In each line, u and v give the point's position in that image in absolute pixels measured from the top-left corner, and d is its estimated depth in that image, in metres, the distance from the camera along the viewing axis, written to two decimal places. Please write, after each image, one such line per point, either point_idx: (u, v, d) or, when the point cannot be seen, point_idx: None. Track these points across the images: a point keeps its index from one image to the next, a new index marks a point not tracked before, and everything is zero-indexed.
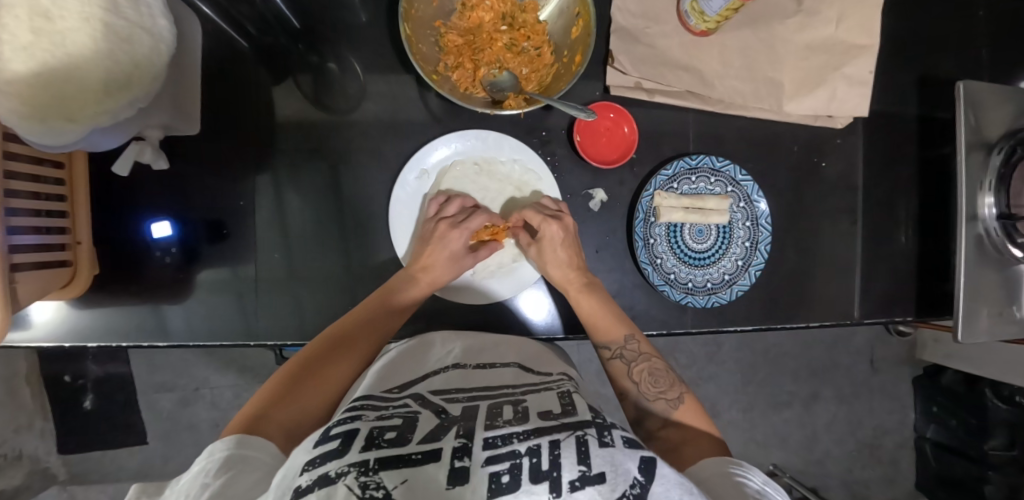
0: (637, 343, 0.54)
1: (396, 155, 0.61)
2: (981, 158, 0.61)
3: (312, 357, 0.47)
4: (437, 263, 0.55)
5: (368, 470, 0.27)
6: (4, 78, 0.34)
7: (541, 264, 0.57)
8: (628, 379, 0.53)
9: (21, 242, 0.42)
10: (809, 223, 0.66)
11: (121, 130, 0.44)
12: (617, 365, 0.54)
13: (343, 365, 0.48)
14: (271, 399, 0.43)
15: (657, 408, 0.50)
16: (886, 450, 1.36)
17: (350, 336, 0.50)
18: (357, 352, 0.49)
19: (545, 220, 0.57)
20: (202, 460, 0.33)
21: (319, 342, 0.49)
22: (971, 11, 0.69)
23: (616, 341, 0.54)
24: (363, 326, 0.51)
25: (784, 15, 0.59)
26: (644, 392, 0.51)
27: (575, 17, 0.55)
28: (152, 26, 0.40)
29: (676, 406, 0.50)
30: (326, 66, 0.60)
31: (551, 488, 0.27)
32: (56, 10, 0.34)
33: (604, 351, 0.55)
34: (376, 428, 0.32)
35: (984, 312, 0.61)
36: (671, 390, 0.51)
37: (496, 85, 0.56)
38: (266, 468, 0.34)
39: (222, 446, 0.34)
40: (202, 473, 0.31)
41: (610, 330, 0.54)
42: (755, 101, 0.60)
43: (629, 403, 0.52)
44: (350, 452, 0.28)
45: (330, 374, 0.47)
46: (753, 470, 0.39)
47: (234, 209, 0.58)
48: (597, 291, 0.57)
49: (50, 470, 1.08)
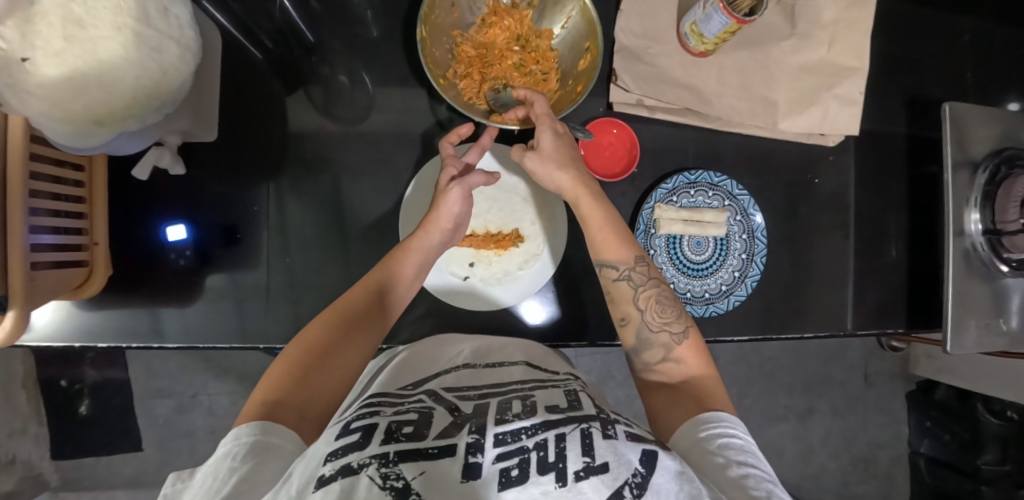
0: (645, 267, 0.53)
1: (405, 164, 0.63)
2: (966, 176, 0.64)
3: (321, 342, 0.46)
4: (442, 214, 0.55)
5: (388, 462, 0.28)
6: (36, 80, 0.35)
7: (544, 172, 0.55)
8: (633, 304, 0.52)
9: (40, 241, 0.43)
10: (803, 236, 0.68)
11: (146, 134, 0.46)
12: (623, 286, 0.53)
13: (353, 347, 0.47)
14: (284, 381, 0.42)
15: (659, 339, 0.50)
16: (881, 464, 1.36)
17: (359, 318, 0.49)
18: (367, 335, 0.48)
19: (543, 118, 0.54)
20: (228, 443, 0.34)
21: (327, 322, 0.48)
22: (957, 36, 0.72)
23: (624, 263, 0.53)
24: (370, 308, 0.50)
25: (779, 38, 0.62)
26: (648, 320, 0.51)
27: (584, 52, 0.58)
28: (182, 36, 0.42)
29: (679, 340, 0.49)
30: (338, 78, 0.62)
31: (557, 479, 0.28)
32: (89, 19, 0.37)
33: (610, 272, 0.54)
34: (394, 421, 0.34)
35: (972, 323, 0.63)
36: (677, 323, 0.51)
37: (498, 100, 0.59)
38: (286, 460, 0.34)
39: (249, 431, 0.34)
40: (227, 456, 0.32)
41: (617, 251, 0.53)
42: (751, 119, 0.63)
43: (630, 329, 0.52)
44: (370, 445, 0.30)
45: (343, 355, 0.46)
46: (733, 423, 0.40)
47: (247, 214, 0.59)
48: (604, 200, 0.55)
49: (42, 476, 1.07)
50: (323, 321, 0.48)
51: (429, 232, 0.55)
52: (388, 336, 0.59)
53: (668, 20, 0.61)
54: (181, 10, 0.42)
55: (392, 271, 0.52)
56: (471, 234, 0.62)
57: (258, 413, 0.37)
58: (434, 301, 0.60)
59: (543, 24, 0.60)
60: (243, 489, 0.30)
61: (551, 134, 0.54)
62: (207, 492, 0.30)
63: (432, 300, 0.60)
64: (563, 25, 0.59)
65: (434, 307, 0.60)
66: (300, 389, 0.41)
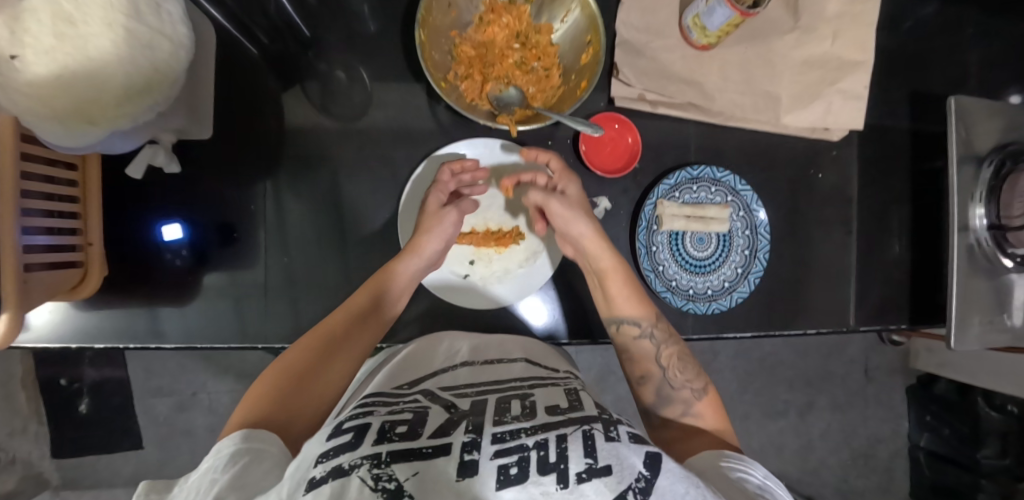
0: (664, 327, 0.55)
1: (403, 161, 0.62)
2: (971, 171, 0.63)
3: (298, 365, 0.45)
4: (426, 239, 0.54)
5: (380, 463, 0.27)
6: (25, 79, 0.35)
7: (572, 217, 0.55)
8: (655, 362, 0.53)
9: (33, 242, 0.42)
10: (806, 233, 0.67)
11: (138, 134, 0.45)
12: (646, 345, 0.53)
13: (334, 370, 0.47)
14: (265, 403, 0.41)
15: (681, 396, 0.51)
16: (880, 459, 1.37)
17: (335, 341, 0.48)
18: (346, 359, 0.48)
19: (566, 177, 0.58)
20: (210, 457, 0.32)
21: (304, 347, 0.47)
22: (961, 29, 0.71)
23: (647, 319, 0.54)
24: (352, 331, 0.50)
25: (782, 31, 0.61)
26: (672, 377, 0.52)
27: (586, 45, 0.57)
28: (174, 33, 0.41)
29: (699, 396, 0.51)
30: (335, 74, 0.61)
31: (558, 479, 0.27)
32: (80, 15, 0.36)
33: (632, 328, 0.54)
34: (388, 421, 0.33)
35: (976, 319, 0.62)
36: (697, 381, 0.52)
37: (502, 100, 0.57)
38: (275, 463, 0.33)
39: (230, 443, 0.33)
40: (211, 470, 0.31)
41: (643, 308, 0.55)
42: (754, 114, 0.62)
43: (652, 387, 0.52)
44: (363, 446, 0.29)
45: (320, 378, 0.45)
46: (752, 464, 0.40)
47: (243, 212, 0.59)
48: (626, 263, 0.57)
49: (42, 475, 1.07)
50: (302, 345, 0.47)
51: (413, 255, 0.54)
52: (387, 335, 0.58)
53: (669, 14, 0.59)
54: (174, 8, 0.41)
55: (375, 292, 0.52)
56: (471, 231, 0.62)
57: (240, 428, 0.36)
58: (434, 300, 0.60)
59: (542, 20, 0.59)
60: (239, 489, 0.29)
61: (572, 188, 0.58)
62: None
63: (431, 298, 0.60)
64: (563, 19, 0.58)
65: (433, 306, 0.60)
66: (279, 409, 0.40)
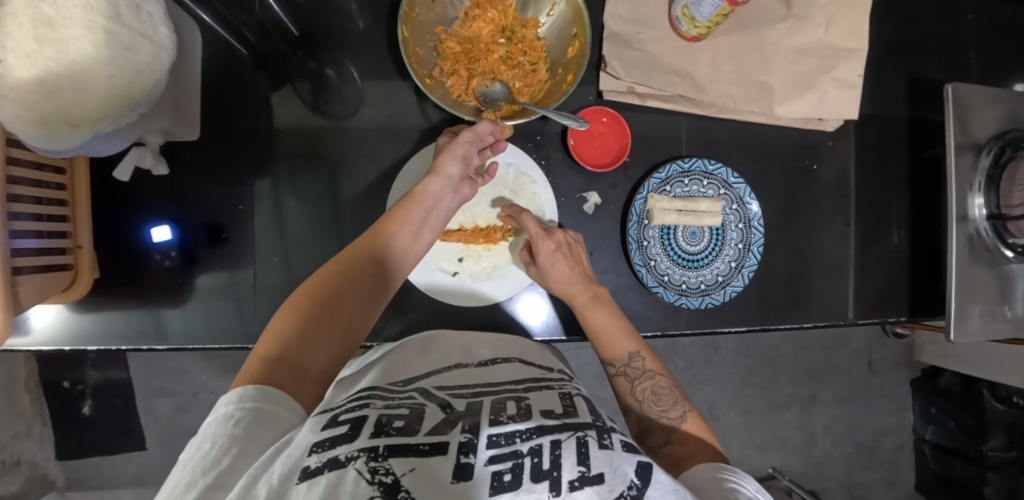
0: (643, 360, 0.53)
1: (393, 159, 0.62)
2: (969, 159, 0.62)
3: (323, 287, 0.45)
4: (444, 159, 0.54)
5: (378, 456, 0.27)
6: (9, 83, 0.35)
7: (543, 278, 0.58)
8: (632, 397, 0.52)
9: (23, 246, 0.43)
10: (802, 225, 0.67)
11: (121, 137, 0.45)
12: (621, 383, 0.53)
13: (359, 292, 0.46)
14: (289, 334, 0.41)
15: (660, 427, 0.50)
16: (885, 452, 1.36)
17: (357, 265, 0.48)
18: (370, 280, 0.47)
19: (537, 235, 0.57)
20: (226, 405, 0.32)
21: (328, 271, 0.47)
22: (960, 14, 0.70)
23: (620, 359, 0.53)
24: (374, 254, 0.49)
25: (774, 20, 0.60)
26: (647, 409, 0.51)
27: (572, 38, 0.56)
28: (155, 34, 0.41)
29: (679, 424, 0.49)
30: (325, 73, 0.61)
31: (551, 487, 0.27)
32: (60, 18, 0.35)
33: (609, 368, 0.54)
34: (384, 415, 0.33)
35: (976, 310, 0.61)
36: (674, 409, 0.50)
37: (488, 95, 0.57)
38: (284, 428, 0.33)
39: (249, 397, 0.33)
40: (224, 418, 0.31)
41: (615, 347, 0.54)
42: (746, 105, 0.61)
43: (633, 420, 0.52)
44: (359, 438, 0.29)
45: (344, 302, 0.45)
46: (747, 477, 0.39)
47: (232, 213, 0.59)
48: (605, 304, 0.56)
49: (48, 476, 1.08)
50: (322, 269, 0.47)
51: (432, 174, 0.53)
52: (377, 334, 0.58)
53: (659, 5, 0.59)
54: (155, 8, 0.41)
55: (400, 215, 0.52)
56: (459, 227, 0.61)
57: (257, 372, 0.37)
58: (426, 299, 0.59)
59: (528, 13, 0.58)
60: (239, 460, 0.28)
61: (549, 250, 0.57)
62: (196, 459, 0.28)
63: (422, 297, 0.59)
64: (549, 12, 0.57)
65: (425, 305, 0.59)
66: (303, 340, 0.41)
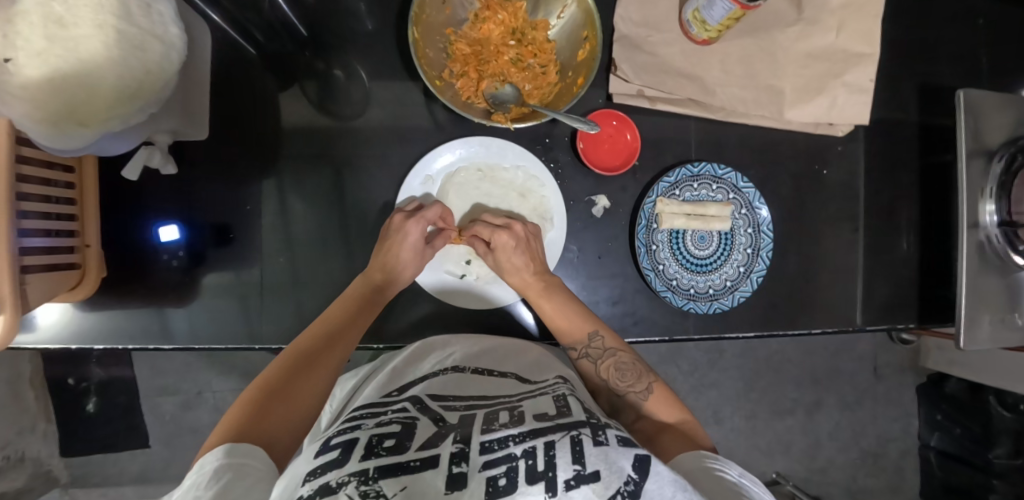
0: (602, 339, 0.54)
1: (400, 162, 0.61)
2: (981, 166, 0.61)
3: (278, 377, 0.45)
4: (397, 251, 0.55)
5: (368, 479, 0.28)
6: (18, 82, 0.35)
7: (501, 272, 0.58)
8: (598, 377, 0.54)
9: (30, 244, 0.42)
10: (811, 230, 0.66)
11: (133, 134, 0.45)
12: (585, 365, 0.54)
13: (315, 377, 0.46)
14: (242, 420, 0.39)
15: (628, 402, 0.52)
16: (890, 458, 1.35)
17: (315, 355, 0.48)
18: (331, 360, 0.48)
19: (495, 230, 0.58)
20: (192, 475, 0.32)
21: (282, 363, 0.47)
22: (972, 19, 0.69)
23: (581, 341, 0.54)
24: (331, 338, 0.50)
25: (785, 23, 0.59)
26: (614, 387, 0.53)
27: (583, 41, 0.56)
28: (165, 33, 0.41)
29: (645, 397, 0.51)
30: (332, 73, 0.60)
31: (546, 488, 0.28)
32: (70, 17, 0.35)
33: (571, 352, 0.55)
34: (375, 435, 0.33)
35: (986, 318, 0.61)
36: (640, 382, 0.52)
37: (497, 98, 0.57)
38: (260, 477, 0.33)
39: (214, 459, 0.33)
40: (191, 489, 0.31)
41: (574, 331, 0.55)
42: (756, 109, 0.61)
43: (602, 399, 0.54)
44: (350, 462, 0.30)
45: (300, 390, 0.44)
46: (730, 462, 0.40)
47: (240, 213, 0.58)
48: (560, 291, 0.57)
49: (52, 472, 1.08)
50: (278, 363, 0.47)
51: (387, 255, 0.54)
52: (384, 336, 0.58)
53: (669, 8, 0.58)
54: (165, 7, 0.41)
55: (356, 301, 0.54)
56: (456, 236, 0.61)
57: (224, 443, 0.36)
58: (432, 302, 0.59)
59: (539, 15, 0.58)
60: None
61: (512, 245, 0.57)
62: None
63: (428, 300, 0.59)
64: (559, 15, 0.57)
65: (430, 308, 0.59)
66: (259, 421, 0.39)
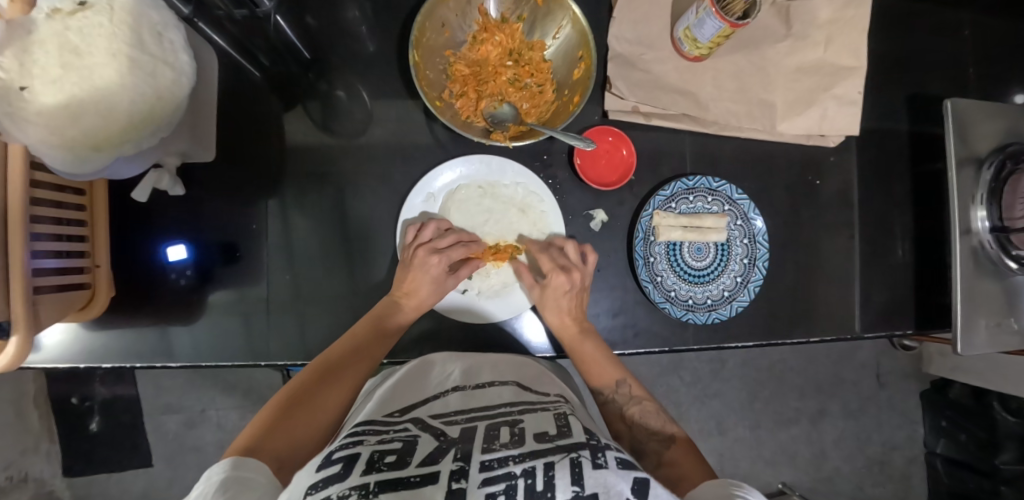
0: (628, 387, 0.57)
1: (402, 180, 0.63)
2: (971, 174, 0.62)
3: (294, 391, 0.47)
4: (416, 282, 0.56)
5: (368, 493, 0.28)
6: (34, 109, 0.35)
7: (542, 305, 0.59)
8: (621, 422, 0.55)
9: (42, 266, 0.43)
10: (807, 240, 0.67)
11: (140, 159, 0.46)
12: (611, 410, 0.56)
13: (332, 392, 0.48)
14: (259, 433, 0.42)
15: (650, 448, 0.51)
16: (896, 466, 1.34)
17: (331, 371, 0.49)
18: (348, 374, 0.50)
19: (554, 270, 0.58)
20: (200, 483, 0.33)
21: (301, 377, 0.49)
22: (957, 31, 0.71)
23: (608, 386, 0.57)
24: (349, 354, 0.51)
25: (775, 39, 0.61)
26: (636, 432, 0.53)
27: (577, 61, 0.58)
28: (176, 61, 0.42)
29: (668, 445, 0.50)
30: (336, 94, 0.62)
31: None
32: (86, 47, 0.37)
33: (599, 397, 0.58)
34: (377, 451, 0.34)
35: (983, 323, 0.61)
36: (663, 430, 0.52)
37: (496, 117, 0.58)
38: (263, 491, 0.34)
39: (220, 470, 0.34)
40: (201, 498, 0.31)
41: (602, 375, 0.57)
42: (749, 122, 0.62)
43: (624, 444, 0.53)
44: (351, 476, 0.30)
45: (315, 404, 0.46)
46: (754, 492, 0.38)
47: (246, 233, 0.60)
48: (595, 337, 0.59)
49: (54, 493, 1.07)
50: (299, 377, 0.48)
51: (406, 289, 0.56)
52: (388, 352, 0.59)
53: (661, 26, 0.60)
54: (177, 36, 0.42)
55: (375, 320, 0.55)
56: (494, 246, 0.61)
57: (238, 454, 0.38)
58: (435, 317, 0.60)
59: (535, 36, 0.60)
60: None
61: (565, 288, 0.58)
62: None
63: (432, 316, 0.60)
64: (555, 35, 0.59)
65: (433, 324, 0.60)
66: (272, 433, 0.42)
